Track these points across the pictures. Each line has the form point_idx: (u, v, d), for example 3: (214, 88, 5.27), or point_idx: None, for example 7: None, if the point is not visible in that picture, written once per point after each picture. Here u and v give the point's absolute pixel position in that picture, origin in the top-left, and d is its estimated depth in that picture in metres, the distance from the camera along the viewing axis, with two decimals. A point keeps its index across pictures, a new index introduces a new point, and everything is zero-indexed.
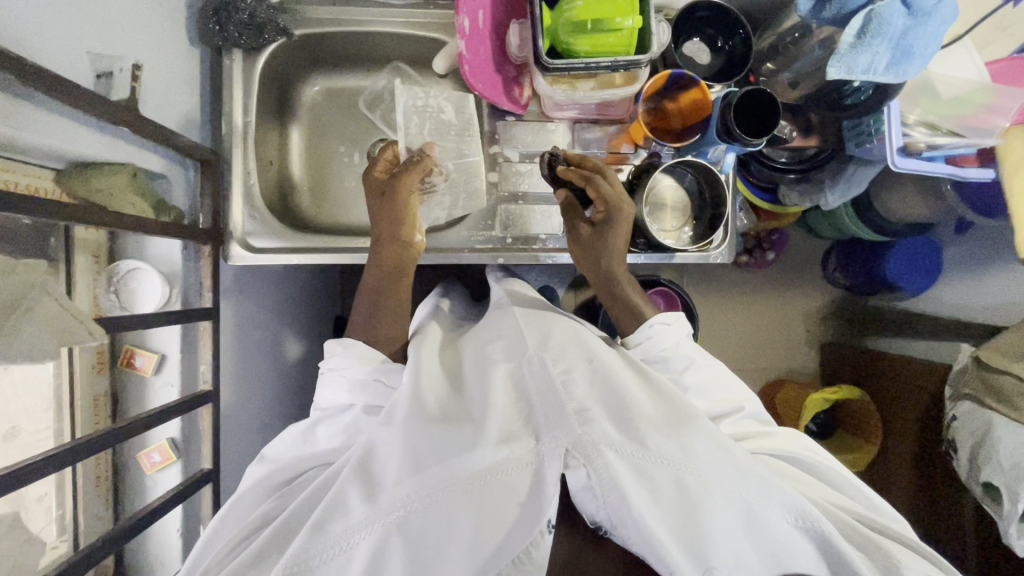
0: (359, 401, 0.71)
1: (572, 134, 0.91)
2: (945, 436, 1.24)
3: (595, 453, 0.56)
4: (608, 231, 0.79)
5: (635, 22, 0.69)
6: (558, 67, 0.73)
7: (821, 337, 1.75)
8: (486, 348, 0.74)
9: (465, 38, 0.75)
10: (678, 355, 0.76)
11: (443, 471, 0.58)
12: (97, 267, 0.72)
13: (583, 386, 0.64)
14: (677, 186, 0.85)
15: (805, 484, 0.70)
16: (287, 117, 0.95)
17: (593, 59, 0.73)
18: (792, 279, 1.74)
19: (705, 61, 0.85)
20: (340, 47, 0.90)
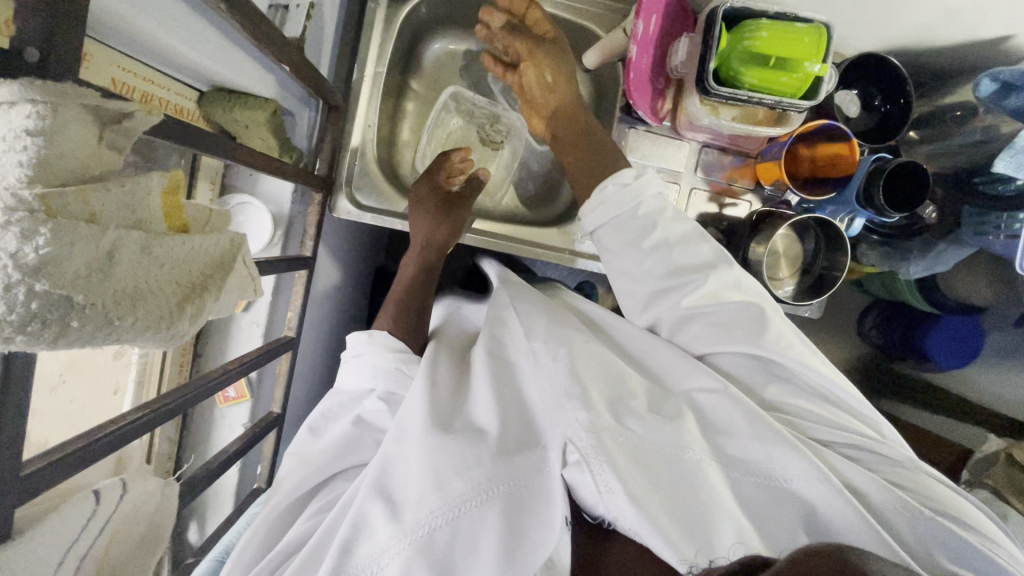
0: (380, 387, 0.66)
1: (697, 155, 0.88)
2: None
3: (579, 438, 0.52)
4: (557, 52, 0.76)
5: (820, 67, 0.66)
6: (721, 95, 0.70)
7: None
8: (495, 345, 0.67)
9: (636, 45, 0.73)
10: (642, 216, 0.65)
11: (464, 484, 0.52)
12: (211, 196, 0.71)
13: (576, 365, 0.58)
14: (791, 236, 0.84)
15: (803, 422, 0.60)
16: (409, 70, 0.91)
17: (757, 93, 0.69)
18: None
19: (853, 114, 0.81)
20: (482, 11, 0.87)
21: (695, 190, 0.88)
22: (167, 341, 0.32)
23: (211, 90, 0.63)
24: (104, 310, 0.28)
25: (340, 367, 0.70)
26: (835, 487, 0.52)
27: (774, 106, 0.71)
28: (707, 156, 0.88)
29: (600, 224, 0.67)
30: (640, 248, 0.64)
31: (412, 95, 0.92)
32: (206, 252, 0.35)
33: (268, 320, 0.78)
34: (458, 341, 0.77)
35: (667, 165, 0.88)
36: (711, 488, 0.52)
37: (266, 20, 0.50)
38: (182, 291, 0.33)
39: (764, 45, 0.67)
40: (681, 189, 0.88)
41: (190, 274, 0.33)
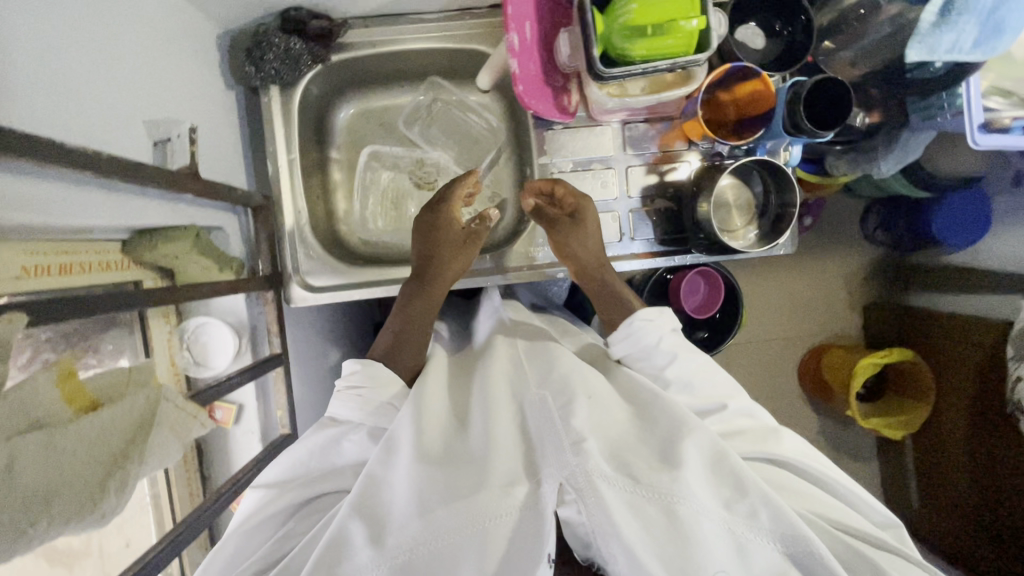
0: (369, 423, 0.66)
1: (622, 135, 0.87)
2: (1010, 398, 1.21)
3: (585, 483, 0.53)
4: (580, 229, 0.80)
5: (699, 19, 0.66)
6: (614, 74, 0.70)
7: (863, 299, 1.71)
8: (496, 381, 0.69)
9: (515, 57, 0.72)
10: (662, 350, 0.72)
11: (450, 514, 0.53)
12: (169, 327, 0.72)
13: (584, 417, 0.59)
14: (739, 184, 0.83)
15: (796, 495, 0.64)
16: (325, 143, 0.93)
17: (650, 63, 0.69)
18: (833, 243, 1.69)
19: (759, 46, 0.81)
20: (372, 67, 0.88)
21: (630, 168, 0.87)
22: (103, 518, 0.37)
23: (132, 235, 0.64)
24: (18, 523, 0.32)
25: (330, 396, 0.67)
26: (810, 538, 0.55)
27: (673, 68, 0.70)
28: (632, 131, 0.87)
29: (625, 354, 0.76)
30: (664, 377, 0.72)
31: (336, 165, 0.94)
32: (122, 421, 0.39)
33: (261, 425, 0.81)
34: (459, 370, 0.79)
35: (593, 154, 0.87)
36: (704, 535, 0.52)
37: (138, 166, 0.52)
38: (105, 467, 0.37)
39: (638, 17, 0.66)
40: (618, 172, 0.87)
41: (109, 447, 0.38)
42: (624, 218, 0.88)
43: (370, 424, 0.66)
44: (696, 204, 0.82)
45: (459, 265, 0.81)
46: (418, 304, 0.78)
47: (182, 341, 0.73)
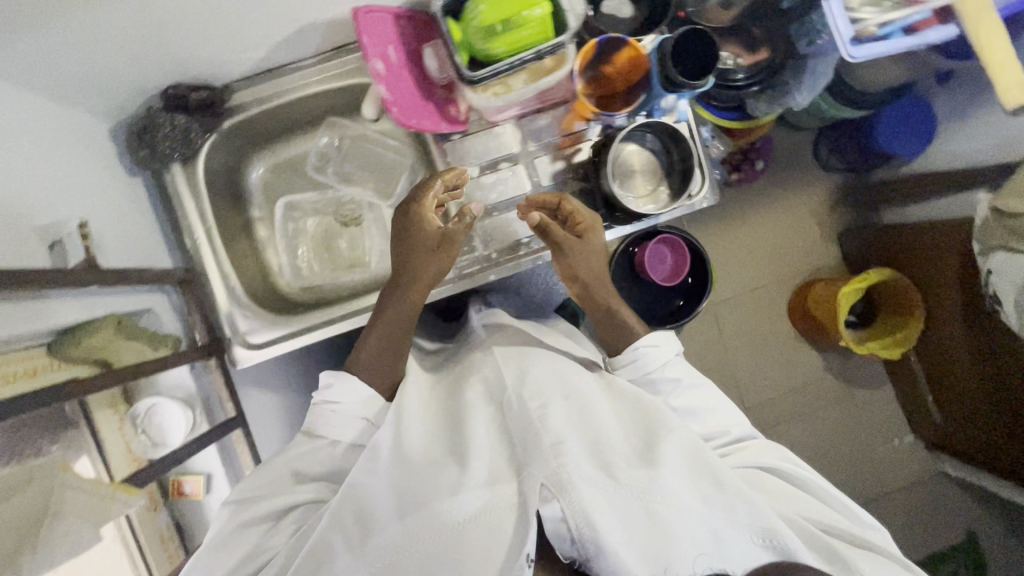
0: (344, 438, 0.70)
1: (521, 130, 0.89)
2: (988, 291, 1.19)
3: (563, 482, 0.56)
4: (587, 250, 0.79)
5: (541, 11, 0.69)
6: (485, 76, 0.71)
7: (833, 228, 1.72)
8: (477, 388, 0.73)
9: (383, 81, 0.72)
10: (664, 380, 0.76)
11: (434, 514, 0.57)
12: (117, 414, 0.74)
13: (561, 419, 0.63)
14: (641, 148, 0.84)
15: (776, 496, 0.69)
16: (245, 204, 0.95)
17: (516, 57, 0.71)
18: (789, 181, 1.70)
19: (627, 15, 0.83)
20: (268, 122, 0.90)
21: (536, 159, 0.88)
22: None
23: (55, 336, 0.66)
24: None
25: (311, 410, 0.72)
26: (785, 532, 0.60)
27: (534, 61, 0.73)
28: (529, 124, 0.88)
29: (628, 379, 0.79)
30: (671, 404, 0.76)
31: (261, 224, 0.96)
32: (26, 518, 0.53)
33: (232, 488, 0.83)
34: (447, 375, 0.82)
35: (497, 154, 0.89)
36: (680, 532, 0.57)
37: (23, 273, 0.54)
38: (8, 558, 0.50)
39: (489, 16, 0.68)
40: (526, 166, 0.89)
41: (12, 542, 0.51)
42: None
43: (344, 437, 0.70)
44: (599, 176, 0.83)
45: (432, 270, 0.75)
46: (399, 308, 0.75)
47: (134, 426, 0.74)
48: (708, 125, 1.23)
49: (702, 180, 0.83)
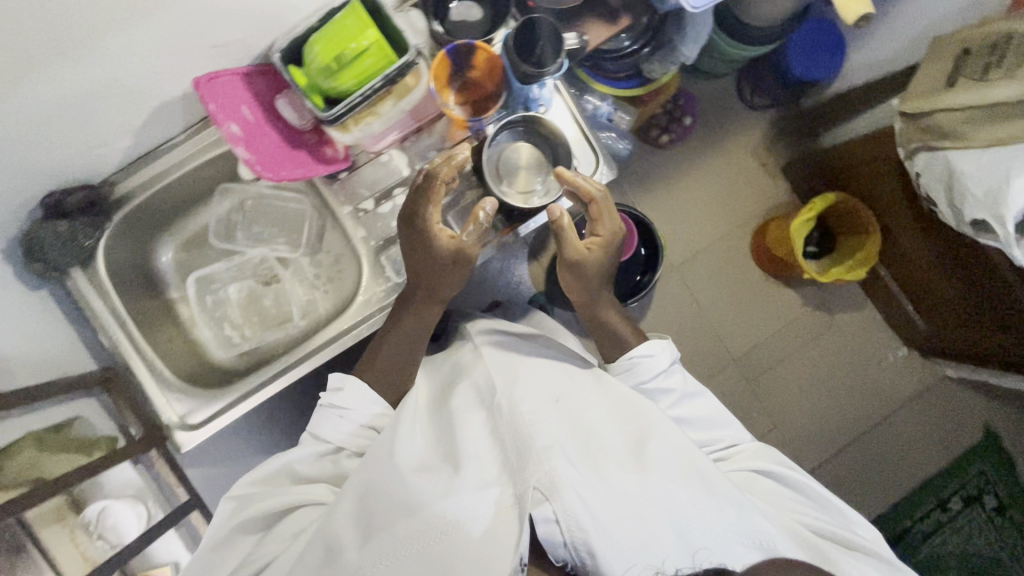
0: (346, 442, 0.76)
1: (406, 152, 0.89)
2: (923, 192, 1.17)
3: (553, 485, 0.62)
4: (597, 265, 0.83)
5: (371, 38, 0.69)
6: (340, 113, 0.73)
7: (777, 164, 1.78)
8: (470, 394, 0.77)
9: (241, 143, 0.73)
10: (658, 386, 0.82)
11: (436, 514, 0.62)
12: (67, 527, 0.74)
13: (553, 425, 0.69)
14: (518, 147, 0.84)
15: (768, 497, 0.74)
16: (162, 289, 0.96)
17: (365, 87, 0.71)
18: (722, 129, 1.76)
19: (477, 14, 0.82)
20: (159, 205, 0.90)
21: (426, 178, 0.89)
22: None
23: None
24: None
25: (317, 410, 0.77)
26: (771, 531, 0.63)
27: (386, 86, 0.73)
28: (412, 145, 0.89)
29: None
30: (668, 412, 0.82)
31: (183, 303, 0.96)
32: None
33: None
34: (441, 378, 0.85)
35: (388, 181, 0.89)
36: (667, 534, 0.61)
37: None
38: None
39: (324, 55, 0.69)
40: None
41: None
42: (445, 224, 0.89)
43: (347, 440, 0.76)
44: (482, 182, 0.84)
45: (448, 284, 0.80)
46: (415, 321, 0.82)
47: (88, 532, 0.76)
48: (609, 98, 1.25)
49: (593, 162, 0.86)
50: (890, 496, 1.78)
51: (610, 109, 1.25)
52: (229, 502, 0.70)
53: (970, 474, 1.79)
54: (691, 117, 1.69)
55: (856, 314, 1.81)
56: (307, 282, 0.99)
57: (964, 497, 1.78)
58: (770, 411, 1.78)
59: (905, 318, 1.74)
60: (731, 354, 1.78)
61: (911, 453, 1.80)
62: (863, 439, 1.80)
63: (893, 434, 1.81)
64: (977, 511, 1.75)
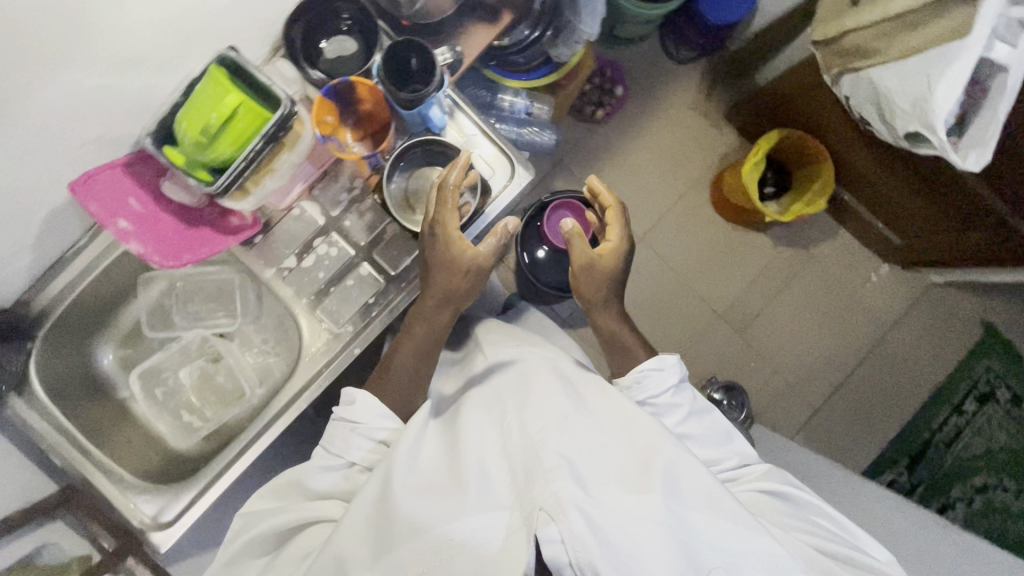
0: (358, 461, 0.73)
1: (318, 201, 0.87)
2: (858, 112, 1.15)
3: (559, 504, 0.57)
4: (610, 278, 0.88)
5: (239, 102, 0.67)
6: (229, 181, 0.70)
7: (719, 113, 1.76)
8: (480, 412, 0.72)
9: (133, 237, 0.72)
10: (666, 401, 0.79)
11: (437, 536, 0.58)
12: None
13: (561, 442, 0.63)
14: (419, 175, 0.82)
15: (780, 519, 0.69)
16: (111, 392, 0.93)
17: (246, 147, 0.69)
18: (656, 91, 1.74)
19: (353, 47, 0.79)
20: (84, 311, 0.87)
21: (345, 221, 0.87)
22: None
23: None
24: None
25: (333, 422, 0.75)
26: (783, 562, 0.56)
27: (269, 146, 0.72)
28: (322, 192, 0.87)
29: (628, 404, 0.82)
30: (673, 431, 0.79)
31: (136, 401, 0.94)
32: None
33: None
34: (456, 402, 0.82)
35: (308, 234, 0.87)
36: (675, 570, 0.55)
37: None
38: None
39: (193, 129, 0.66)
40: (341, 230, 0.87)
41: None
42: (374, 264, 0.87)
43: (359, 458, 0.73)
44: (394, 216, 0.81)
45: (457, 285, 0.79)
46: (436, 319, 0.82)
47: None
48: (523, 91, 1.24)
49: (507, 164, 0.85)
50: (903, 412, 1.78)
51: (527, 102, 1.26)
52: (240, 520, 0.72)
53: (976, 372, 1.79)
54: (622, 86, 1.67)
55: (830, 242, 1.79)
56: (257, 349, 0.97)
57: (976, 395, 1.77)
58: (767, 357, 1.77)
59: (878, 236, 1.72)
60: (715, 310, 1.76)
61: (914, 365, 1.80)
62: (864, 363, 1.79)
63: (893, 351, 1.80)
64: (994, 408, 1.75)
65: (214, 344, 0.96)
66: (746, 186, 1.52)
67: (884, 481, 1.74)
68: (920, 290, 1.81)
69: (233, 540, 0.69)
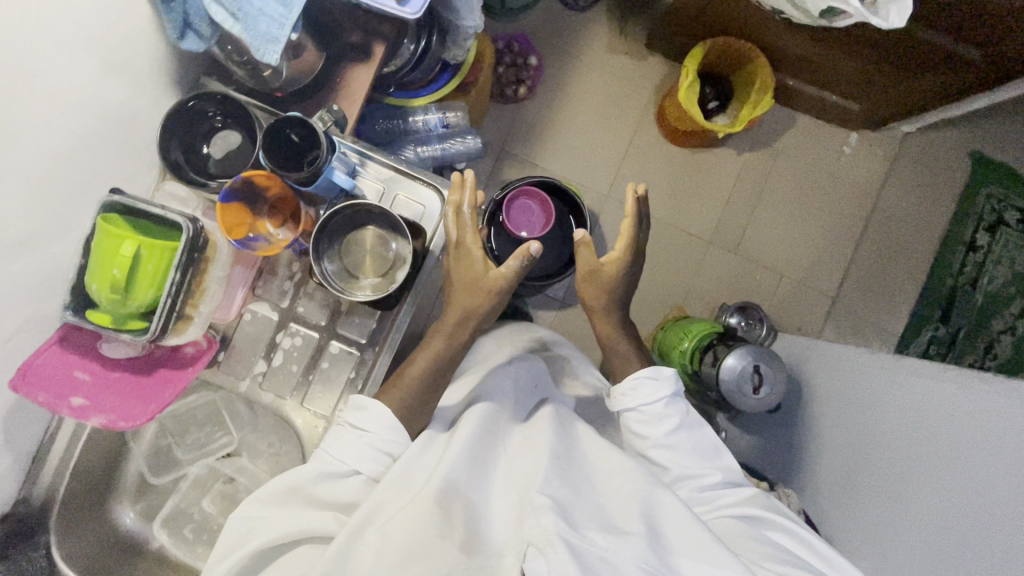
0: (366, 472, 0.72)
1: (264, 298, 0.84)
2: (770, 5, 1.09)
3: (547, 539, 0.59)
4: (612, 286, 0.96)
5: (135, 248, 0.63)
6: (163, 320, 0.68)
7: (639, 45, 1.68)
8: (477, 464, 0.76)
9: (94, 413, 0.69)
10: (658, 410, 0.84)
11: (429, 565, 0.58)
12: None
13: (556, 491, 0.67)
14: (354, 242, 0.78)
15: (747, 542, 0.73)
16: (143, 546, 0.92)
17: (166, 281, 0.67)
18: (569, 48, 1.67)
19: (235, 138, 0.77)
20: (84, 484, 0.86)
21: (299, 307, 0.84)
22: None
23: None
24: None
25: (339, 428, 0.75)
26: None
27: (190, 268, 0.70)
28: (266, 288, 0.84)
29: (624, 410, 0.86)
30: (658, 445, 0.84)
31: (170, 547, 0.92)
32: None
33: None
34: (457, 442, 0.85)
35: (267, 333, 0.84)
36: None
37: None
38: None
39: (104, 286, 0.64)
40: (298, 317, 0.84)
41: None
42: (342, 338, 0.85)
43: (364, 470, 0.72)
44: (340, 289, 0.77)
45: (482, 302, 0.86)
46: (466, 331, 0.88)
47: None
48: (431, 105, 1.19)
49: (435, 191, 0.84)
50: (921, 267, 1.74)
51: (439, 115, 1.21)
52: (238, 520, 0.68)
53: (979, 202, 1.75)
54: (534, 55, 1.61)
55: (793, 131, 1.73)
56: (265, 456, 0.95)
57: (985, 225, 1.74)
58: (770, 264, 1.73)
59: (835, 110, 1.66)
60: (703, 239, 1.72)
61: (917, 219, 1.75)
62: (867, 235, 1.75)
63: (891, 214, 1.75)
64: (1007, 233, 1.71)
65: (223, 466, 0.95)
66: (691, 112, 1.45)
67: (924, 339, 1.71)
68: (897, 145, 1.75)
69: (224, 542, 0.67)
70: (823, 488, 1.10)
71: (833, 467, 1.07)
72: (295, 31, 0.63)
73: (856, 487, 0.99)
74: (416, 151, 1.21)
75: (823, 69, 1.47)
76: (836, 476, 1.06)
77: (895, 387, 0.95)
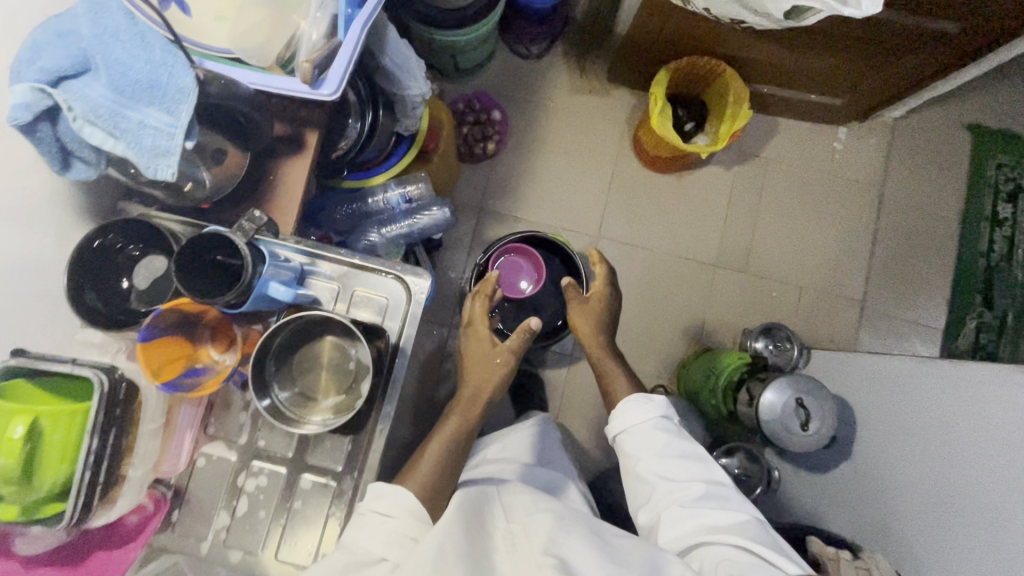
0: (393, 557, 0.59)
1: (218, 436, 0.71)
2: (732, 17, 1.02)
3: None
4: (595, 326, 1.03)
5: (31, 425, 0.53)
6: (83, 498, 0.57)
7: (601, 80, 1.63)
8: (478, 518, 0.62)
9: None
10: (650, 430, 0.80)
11: None
12: None
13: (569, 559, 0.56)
14: (303, 357, 0.67)
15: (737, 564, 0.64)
16: None
17: (80, 454, 0.56)
18: (530, 96, 1.62)
19: (159, 266, 0.67)
20: None
21: (260, 440, 0.71)
22: None
23: None
24: None
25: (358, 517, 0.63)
26: None
27: (112, 428, 0.60)
28: (221, 424, 0.72)
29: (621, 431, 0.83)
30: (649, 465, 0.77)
31: None
32: None
33: None
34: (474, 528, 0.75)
35: (226, 477, 0.71)
36: None
37: None
38: None
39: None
40: (261, 452, 0.71)
41: None
42: (316, 468, 0.71)
43: (391, 555, 0.59)
44: (292, 418, 0.64)
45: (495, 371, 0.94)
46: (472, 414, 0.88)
47: None
48: (391, 183, 1.10)
49: (396, 280, 0.74)
50: (949, 251, 1.60)
51: (400, 191, 1.11)
52: None
53: (992, 173, 1.63)
54: (496, 110, 1.55)
55: (779, 137, 1.64)
56: None
57: (1004, 196, 1.62)
58: (786, 277, 1.60)
59: (818, 107, 1.57)
60: (709, 263, 1.60)
61: (932, 202, 1.63)
62: (882, 229, 1.62)
63: (903, 203, 1.63)
64: None
65: None
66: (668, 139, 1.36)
67: (970, 328, 1.56)
68: (892, 131, 1.65)
69: None
70: (912, 534, 0.89)
71: (903, 478, 0.92)
72: (190, 137, 0.57)
73: (958, 523, 0.80)
74: (381, 233, 1.12)
75: (799, 71, 1.38)
76: (922, 505, 0.87)
77: (956, 388, 0.85)
